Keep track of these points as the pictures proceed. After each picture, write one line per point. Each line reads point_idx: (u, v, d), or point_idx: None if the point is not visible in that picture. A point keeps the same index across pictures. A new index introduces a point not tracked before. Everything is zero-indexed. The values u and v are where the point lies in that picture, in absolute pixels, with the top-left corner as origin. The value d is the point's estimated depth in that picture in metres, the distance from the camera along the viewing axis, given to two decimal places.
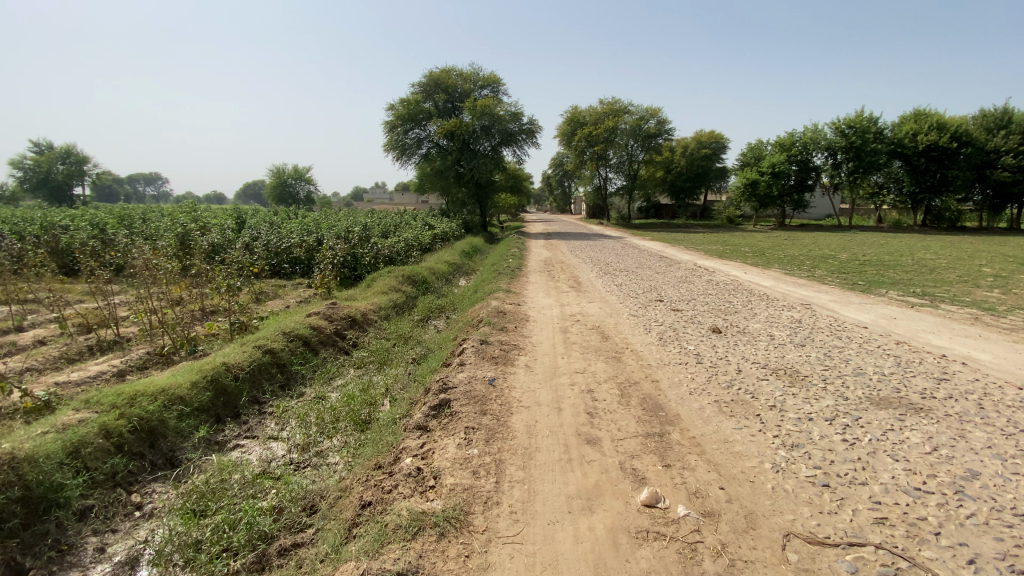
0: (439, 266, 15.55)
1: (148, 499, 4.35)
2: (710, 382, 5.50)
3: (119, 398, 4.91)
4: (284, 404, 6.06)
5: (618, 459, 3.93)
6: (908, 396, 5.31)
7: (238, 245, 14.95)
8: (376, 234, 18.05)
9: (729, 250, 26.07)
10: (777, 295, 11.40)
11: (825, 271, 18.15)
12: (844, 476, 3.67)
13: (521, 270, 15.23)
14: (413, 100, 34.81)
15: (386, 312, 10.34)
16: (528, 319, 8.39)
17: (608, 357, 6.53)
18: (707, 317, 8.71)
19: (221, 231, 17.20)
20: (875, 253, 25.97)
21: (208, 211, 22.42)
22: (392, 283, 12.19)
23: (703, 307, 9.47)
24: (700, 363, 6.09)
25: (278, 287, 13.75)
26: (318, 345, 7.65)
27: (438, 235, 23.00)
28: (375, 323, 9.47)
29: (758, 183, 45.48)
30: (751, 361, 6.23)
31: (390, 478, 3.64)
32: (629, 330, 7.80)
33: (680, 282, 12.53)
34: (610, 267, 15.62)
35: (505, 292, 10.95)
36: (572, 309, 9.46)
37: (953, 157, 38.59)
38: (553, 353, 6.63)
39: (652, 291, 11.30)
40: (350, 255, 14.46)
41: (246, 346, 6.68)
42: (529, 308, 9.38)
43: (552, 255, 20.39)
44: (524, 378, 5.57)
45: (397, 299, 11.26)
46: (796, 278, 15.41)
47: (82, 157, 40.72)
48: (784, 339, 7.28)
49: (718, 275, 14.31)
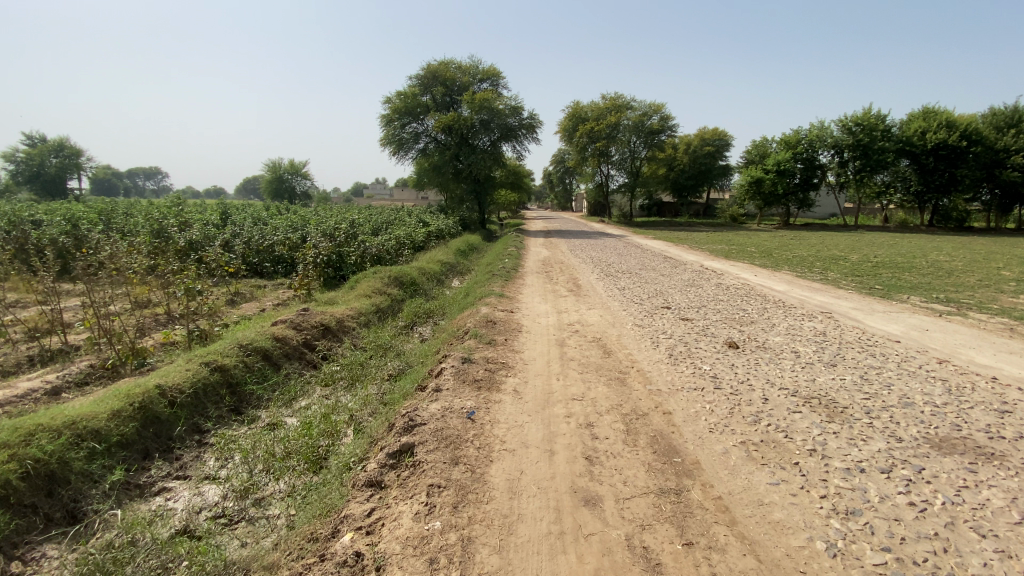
0: (431, 266, 14.61)
1: (33, 567, 3.45)
2: (733, 416, 4.60)
3: (13, 434, 3.99)
4: (229, 434, 5.19)
5: (625, 532, 3.02)
6: (974, 436, 4.40)
7: (217, 244, 13.99)
8: (366, 231, 17.13)
9: (734, 250, 25.10)
10: (794, 302, 10.45)
11: (838, 274, 17.21)
12: (923, 567, 2.77)
13: (517, 271, 14.28)
14: (411, 93, 33.79)
15: (366, 318, 9.41)
16: (520, 329, 7.47)
17: (611, 378, 5.60)
18: (722, 328, 7.78)
19: (203, 228, 16.27)
20: (887, 254, 25.01)
21: (194, 206, 21.48)
22: (376, 286, 11.25)
23: (716, 317, 8.54)
24: (718, 389, 5.18)
25: (256, 288, 12.82)
26: (280, 359, 6.75)
27: (433, 232, 22.07)
28: (352, 331, 8.54)
29: (763, 181, 44.36)
30: (779, 387, 5.32)
31: (320, 565, 2.73)
32: (634, 344, 6.88)
33: (687, 286, 11.59)
34: (611, 268, 14.69)
35: (499, 296, 10.05)
36: (570, 317, 8.53)
37: (962, 156, 37.55)
38: (546, 373, 5.72)
39: (659, 296, 10.35)
40: (335, 254, 13.56)
41: (190, 363, 5.78)
42: (522, 315, 8.45)
43: (551, 255, 19.46)
44: (510, 408, 4.66)
45: (380, 303, 10.35)
46: (809, 282, 14.43)
47: (76, 149, 39.85)
48: (813, 358, 6.36)
49: (727, 278, 13.36)
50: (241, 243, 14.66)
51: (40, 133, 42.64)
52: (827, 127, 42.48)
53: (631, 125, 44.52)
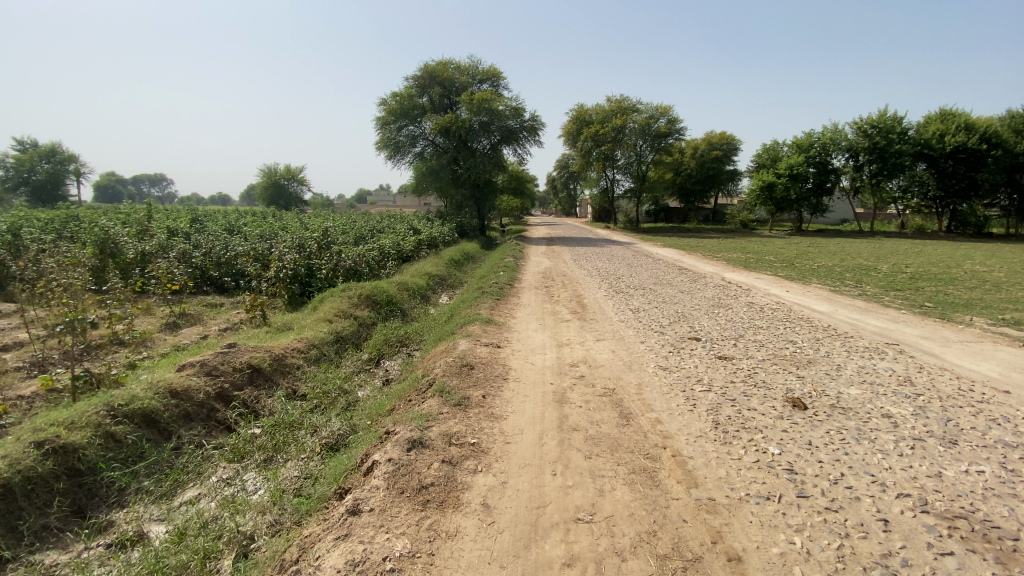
0: (414, 280, 12.75)
1: None
2: (846, 569, 2.73)
3: None
4: (43, 567, 3.44)
5: None
6: None
7: (170, 258, 12.22)
8: (345, 240, 15.37)
9: (749, 260, 23.05)
10: (848, 329, 8.47)
11: (876, 288, 15.26)
12: None
13: (512, 286, 12.34)
14: (406, 95, 32.12)
15: (321, 349, 7.58)
16: (505, 375, 5.60)
17: (634, 471, 3.71)
18: (775, 374, 5.87)
19: (163, 238, 14.48)
20: (919, 263, 23.02)
21: (168, 213, 19.74)
22: (340, 306, 9.36)
23: (763, 355, 6.59)
24: (803, 502, 3.31)
25: (209, 309, 11.08)
26: (172, 425, 5.00)
27: (425, 241, 20.33)
28: (295, 372, 6.68)
29: (775, 185, 41.92)
30: (895, 496, 3.44)
31: None
32: (662, 403, 4.95)
33: (713, 308, 9.68)
34: (621, 283, 12.76)
35: (486, 322, 8.11)
36: (572, 355, 6.56)
37: (982, 159, 35.56)
38: (539, 459, 3.83)
39: (682, 322, 8.40)
40: (302, 266, 11.76)
41: (14, 444, 4.02)
42: (510, 352, 6.49)
43: (551, 266, 17.60)
44: (469, 549, 2.79)
45: (342, 328, 8.52)
46: (850, 299, 12.46)
47: (69, 156, 38.40)
48: (921, 433, 4.43)
49: (756, 296, 11.49)
50: (200, 255, 12.89)
51: (34, 140, 41.22)
52: (841, 130, 40.62)
53: (637, 128, 42.95)
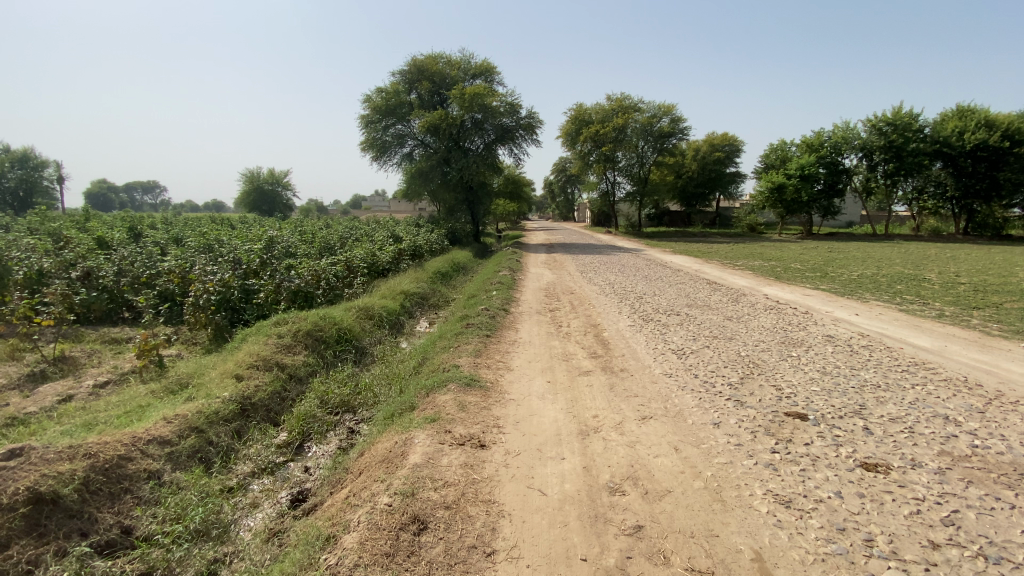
0: (382, 303, 9.98)
1: None
2: None
3: None
4: None
5: None
6: None
7: (68, 278, 9.42)
8: (306, 251, 12.68)
9: (777, 269, 20.31)
10: (1004, 386, 5.71)
11: (946, 305, 12.61)
12: None
13: (507, 311, 9.64)
14: (392, 91, 29.34)
15: (204, 434, 4.79)
16: (490, 540, 2.81)
17: None
18: (996, 518, 3.12)
19: (77, 251, 11.63)
20: (969, 272, 20.26)
21: (114, 223, 16.87)
22: (260, 351, 6.55)
23: (936, 461, 3.81)
24: None
25: (106, 349, 8.32)
26: None
27: (409, 252, 17.72)
28: (134, 494, 3.92)
29: (785, 187, 39.02)
30: None
31: None
32: None
33: (787, 348, 6.94)
34: (648, 306, 10.06)
35: (467, 385, 5.28)
36: (609, 460, 3.81)
37: (1004, 158, 32.87)
38: None
39: (758, 378, 5.65)
40: (233, 289, 9.04)
41: None
42: (502, 459, 3.73)
43: (556, 280, 14.90)
44: None
45: (254, 389, 5.72)
46: (937, 324, 9.77)
47: (41, 160, 35.34)
48: None
49: (828, 324, 8.77)
50: (111, 274, 10.05)
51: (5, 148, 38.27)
52: (853, 127, 38.14)
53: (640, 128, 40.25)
